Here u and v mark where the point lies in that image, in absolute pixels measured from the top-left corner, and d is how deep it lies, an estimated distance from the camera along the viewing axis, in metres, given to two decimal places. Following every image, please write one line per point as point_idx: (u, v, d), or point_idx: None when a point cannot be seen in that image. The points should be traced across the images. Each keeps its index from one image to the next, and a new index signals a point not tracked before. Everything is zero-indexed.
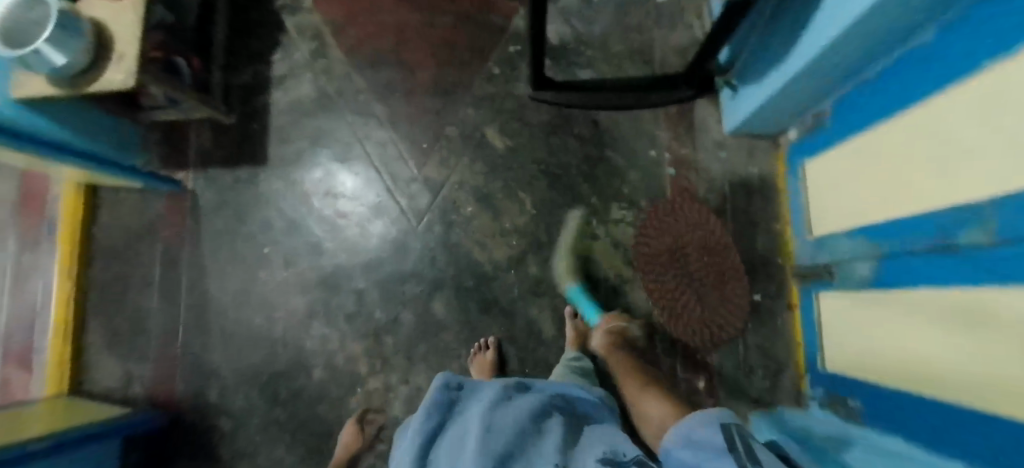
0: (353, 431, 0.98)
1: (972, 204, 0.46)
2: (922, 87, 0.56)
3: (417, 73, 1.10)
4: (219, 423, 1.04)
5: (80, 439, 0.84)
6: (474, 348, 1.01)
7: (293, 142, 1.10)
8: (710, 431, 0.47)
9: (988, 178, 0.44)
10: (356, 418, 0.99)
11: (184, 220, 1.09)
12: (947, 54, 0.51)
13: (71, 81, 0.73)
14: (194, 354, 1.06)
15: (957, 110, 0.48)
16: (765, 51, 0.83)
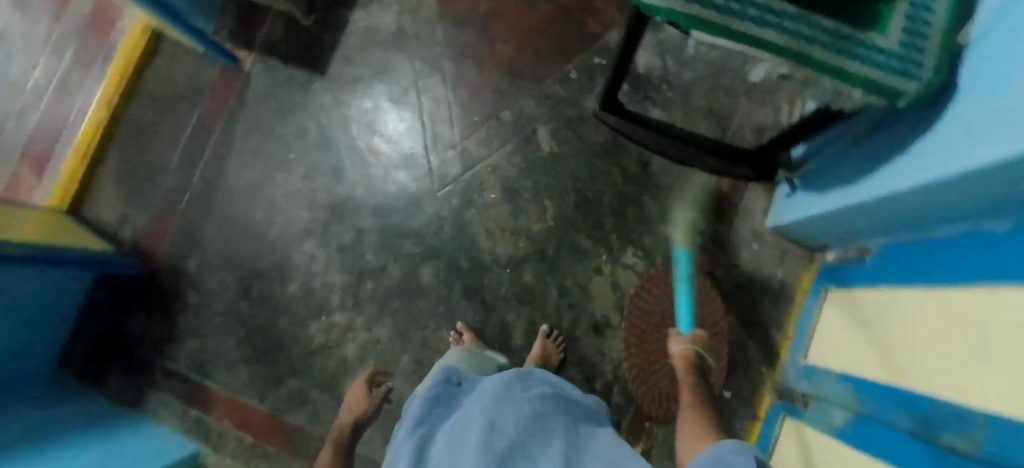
0: (360, 392, 0.93)
1: (966, 409, 0.46)
2: (966, 274, 0.55)
3: (497, 48, 1.09)
4: (188, 295, 1.06)
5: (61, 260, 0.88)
6: (451, 338, 1.00)
7: (356, 65, 1.10)
8: (741, 459, 0.48)
9: (988, 392, 0.43)
10: (365, 379, 0.96)
11: (228, 97, 1.10)
12: (997, 254, 0.50)
13: None
14: (188, 223, 1.08)
15: (988, 314, 0.47)
16: (833, 169, 0.81)
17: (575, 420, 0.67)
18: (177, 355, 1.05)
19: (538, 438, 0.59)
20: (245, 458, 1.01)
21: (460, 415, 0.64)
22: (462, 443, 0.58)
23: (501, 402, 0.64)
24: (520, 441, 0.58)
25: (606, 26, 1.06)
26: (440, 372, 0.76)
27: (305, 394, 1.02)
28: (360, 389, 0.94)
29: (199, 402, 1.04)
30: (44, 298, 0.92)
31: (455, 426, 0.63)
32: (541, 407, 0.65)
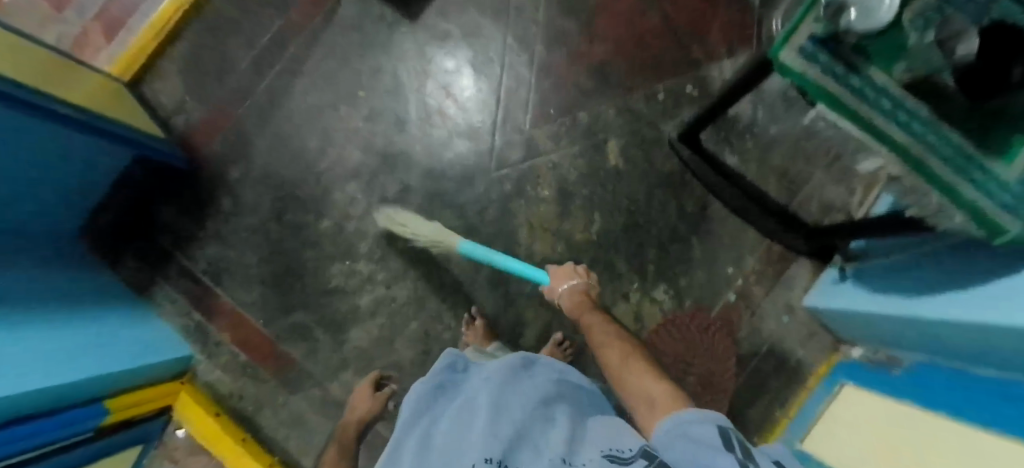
0: (364, 394, 0.96)
1: None
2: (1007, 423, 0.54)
3: (594, 46, 1.05)
4: (221, 201, 1.06)
5: (92, 127, 0.85)
6: (463, 320, 1.00)
7: (449, 22, 1.07)
8: (706, 429, 0.48)
9: None
10: (371, 379, 0.97)
11: (314, 17, 1.07)
12: None
13: None
14: (240, 129, 1.06)
15: None
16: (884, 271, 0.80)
17: (582, 408, 0.64)
18: (196, 255, 1.05)
19: (542, 425, 0.56)
20: (236, 373, 1.02)
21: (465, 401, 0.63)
22: (467, 427, 0.56)
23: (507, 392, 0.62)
24: (524, 425, 0.55)
25: (709, 56, 1.04)
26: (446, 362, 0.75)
27: (309, 329, 1.02)
28: (365, 390, 0.96)
29: (205, 306, 1.04)
30: (89, 159, 0.92)
31: (458, 408, 0.61)
32: (547, 393, 0.63)
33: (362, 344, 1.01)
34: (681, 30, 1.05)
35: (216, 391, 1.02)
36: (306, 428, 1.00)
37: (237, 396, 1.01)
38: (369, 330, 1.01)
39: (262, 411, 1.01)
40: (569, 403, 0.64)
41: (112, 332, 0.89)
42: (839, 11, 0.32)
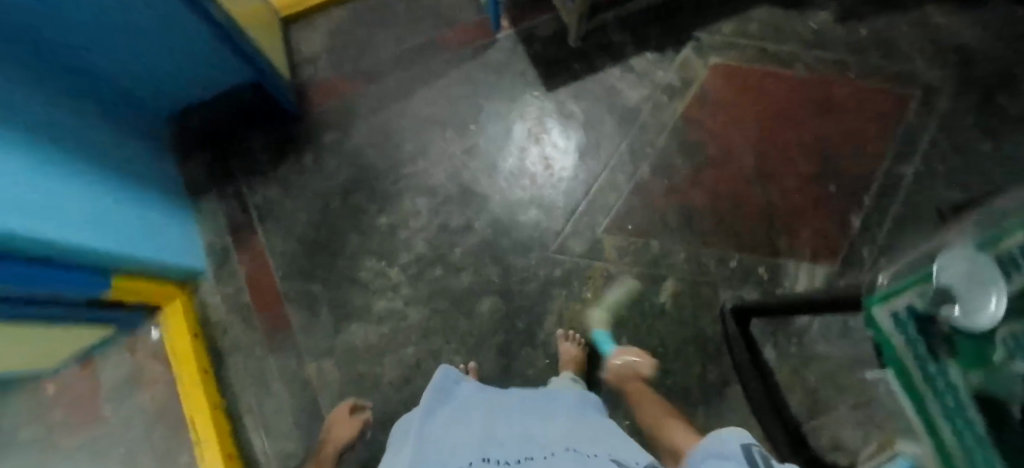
0: (343, 416, 0.91)
1: None
2: None
3: (695, 188, 1.07)
4: (305, 153, 1.09)
5: (239, 45, 0.89)
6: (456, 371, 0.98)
7: (578, 104, 1.11)
8: (734, 447, 0.47)
9: None
10: (350, 403, 0.94)
11: (466, 44, 1.14)
12: None
13: None
14: (354, 103, 1.12)
15: None
16: None
17: (580, 415, 0.64)
18: (257, 189, 1.07)
19: (543, 423, 0.59)
20: (231, 310, 1.01)
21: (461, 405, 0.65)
22: (463, 433, 0.56)
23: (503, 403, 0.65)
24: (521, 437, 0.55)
25: (791, 251, 1.03)
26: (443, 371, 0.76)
27: (315, 305, 1.01)
28: (342, 417, 0.92)
29: (239, 236, 1.05)
30: (206, 64, 0.93)
31: (451, 417, 0.61)
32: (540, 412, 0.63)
33: (354, 345, 1.00)
34: (777, 215, 1.06)
35: (206, 314, 1.01)
36: (264, 395, 0.98)
37: (221, 329, 1.00)
38: (367, 335, 1.00)
39: (234, 357, 0.99)
40: (564, 414, 0.63)
41: (143, 208, 0.88)
42: (943, 295, 0.22)
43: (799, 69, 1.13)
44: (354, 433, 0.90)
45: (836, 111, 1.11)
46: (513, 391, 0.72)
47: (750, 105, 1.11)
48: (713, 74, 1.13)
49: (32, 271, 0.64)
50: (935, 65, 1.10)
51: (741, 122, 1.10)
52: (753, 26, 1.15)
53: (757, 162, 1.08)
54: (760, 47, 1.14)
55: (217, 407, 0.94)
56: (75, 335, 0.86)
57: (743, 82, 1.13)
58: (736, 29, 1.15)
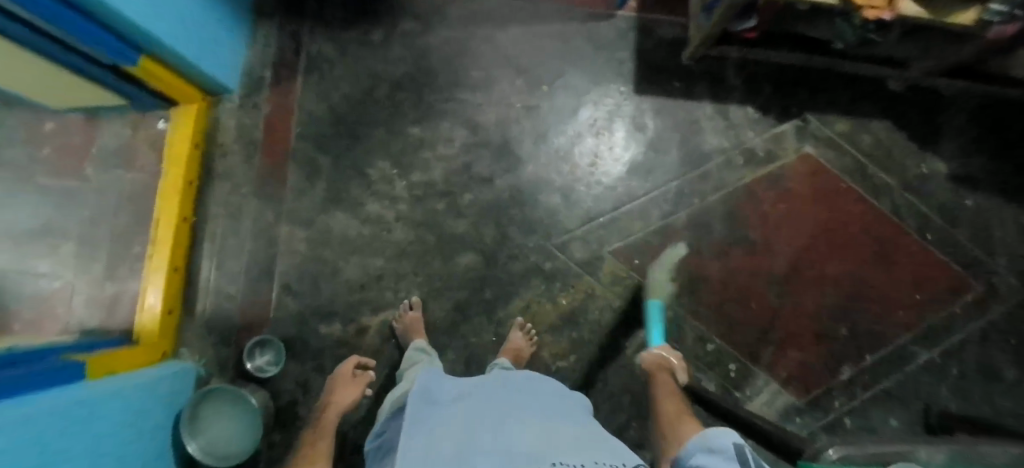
0: (347, 370, 0.89)
1: None
2: None
3: (717, 260, 1.02)
4: (377, 26, 1.03)
5: None
6: (401, 304, 0.97)
7: (655, 122, 1.04)
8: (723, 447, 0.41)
9: None
10: (356, 359, 0.92)
11: (584, 4, 1.05)
12: None
13: None
14: (448, 4, 1.04)
15: None
16: None
17: (576, 427, 0.56)
18: (316, 38, 1.03)
19: (528, 428, 0.51)
20: (237, 139, 1.00)
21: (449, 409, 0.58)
22: (445, 442, 0.48)
23: (491, 407, 0.58)
24: (506, 439, 0.47)
25: (768, 365, 1.00)
26: (423, 377, 0.71)
27: (314, 174, 1.00)
28: (345, 373, 0.89)
29: (278, 73, 1.02)
30: None
31: (434, 425, 0.54)
32: (531, 418, 0.55)
33: (331, 229, 0.99)
34: (776, 327, 1.01)
35: (214, 131, 1.00)
36: (232, 230, 0.98)
37: (220, 152, 0.99)
38: (347, 227, 0.99)
39: (220, 183, 0.99)
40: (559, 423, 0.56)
41: (211, 18, 0.86)
42: None
43: (884, 203, 1.05)
44: (360, 394, 0.86)
45: (892, 264, 1.04)
46: (501, 394, 0.64)
47: (816, 212, 1.04)
48: (799, 163, 1.04)
49: (85, 26, 0.62)
50: (1012, 274, 1.03)
51: (797, 224, 1.04)
52: (865, 138, 1.06)
53: (787, 269, 1.02)
54: (860, 162, 1.05)
55: (184, 219, 0.95)
56: (79, 84, 0.81)
57: (823, 186, 1.05)
58: (848, 131, 1.06)
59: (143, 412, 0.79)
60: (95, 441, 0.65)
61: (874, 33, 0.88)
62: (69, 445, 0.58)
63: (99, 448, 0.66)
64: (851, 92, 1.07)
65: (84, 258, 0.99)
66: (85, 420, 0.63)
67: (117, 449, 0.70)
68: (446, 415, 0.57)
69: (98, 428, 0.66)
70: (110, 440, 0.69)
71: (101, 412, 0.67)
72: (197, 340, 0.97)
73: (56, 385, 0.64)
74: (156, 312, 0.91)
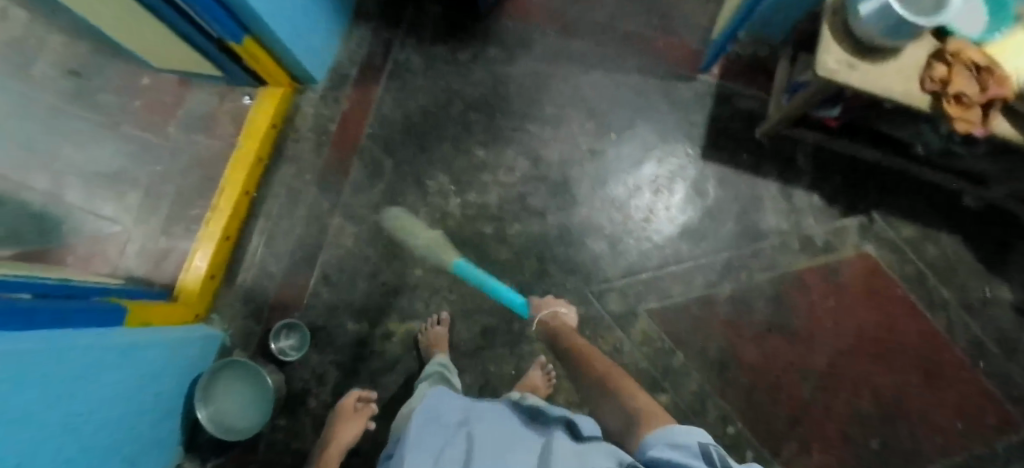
0: (348, 407, 0.87)
1: None
2: None
3: (754, 340, 0.99)
4: (465, 47, 1.07)
5: None
6: (429, 317, 0.97)
7: (716, 189, 1.03)
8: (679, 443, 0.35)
9: None
10: (358, 394, 0.90)
11: (667, 62, 1.07)
12: None
13: (862, 48, 0.74)
14: (536, 38, 1.08)
15: None
16: None
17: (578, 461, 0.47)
18: (405, 48, 1.07)
19: None
20: (312, 128, 1.04)
21: (464, 433, 0.53)
22: None
23: (509, 432, 0.53)
24: None
25: (788, 461, 0.95)
26: (432, 393, 0.65)
27: (375, 175, 1.03)
28: (346, 409, 0.87)
29: (363, 74, 1.06)
30: None
31: None
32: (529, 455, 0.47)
33: (379, 231, 1.01)
34: (803, 423, 0.97)
35: (293, 116, 1.04)
36: (287, 212, 1.01)
37: (294, 136, 1.04)
38: (395, 232, 1.01)
39: (286, 165, 1.03)
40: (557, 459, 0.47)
41: (318, 14, 0.92)
42: None
43: (939, 320, 1.00)
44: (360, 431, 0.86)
45: (939, 385, 0.98)
46: (507, 421, 0.57)
47: (867, 314, 1.00)
48: (857, 261, 1.01)
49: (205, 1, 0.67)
50: None
51: (845, 322, 1.00)
52: (930, 249, 1.02)
53: (826, 366, 0.98)
54: (921, 273, 1.01)
55: (246, 193, 0.99)
56: (184, 53, 0.87)
57: (878, 289, 1.01)
58: (914, 238, 1.02)
59: (151, 363, 0.76)
60: (97, 386, 0.62)
61: (960, 144, 0.86)
62: (73, 388, 0.56)
63: (101, 395, 0.63)
64: (924, 198, 1.03)
65: (147, 210, 1.03)
66: (91, 363, 0.60)
67: (118, 397, 0.68)
68: (460, 441, 0.52)
69: (103, 372, 0.63)
70: (113, 387, 0.66)
71: (108, 356, 0.64)
72: (229, 309, 0.99)
73: (69, 320, 0.62)
74: (200, 275, 0.94)
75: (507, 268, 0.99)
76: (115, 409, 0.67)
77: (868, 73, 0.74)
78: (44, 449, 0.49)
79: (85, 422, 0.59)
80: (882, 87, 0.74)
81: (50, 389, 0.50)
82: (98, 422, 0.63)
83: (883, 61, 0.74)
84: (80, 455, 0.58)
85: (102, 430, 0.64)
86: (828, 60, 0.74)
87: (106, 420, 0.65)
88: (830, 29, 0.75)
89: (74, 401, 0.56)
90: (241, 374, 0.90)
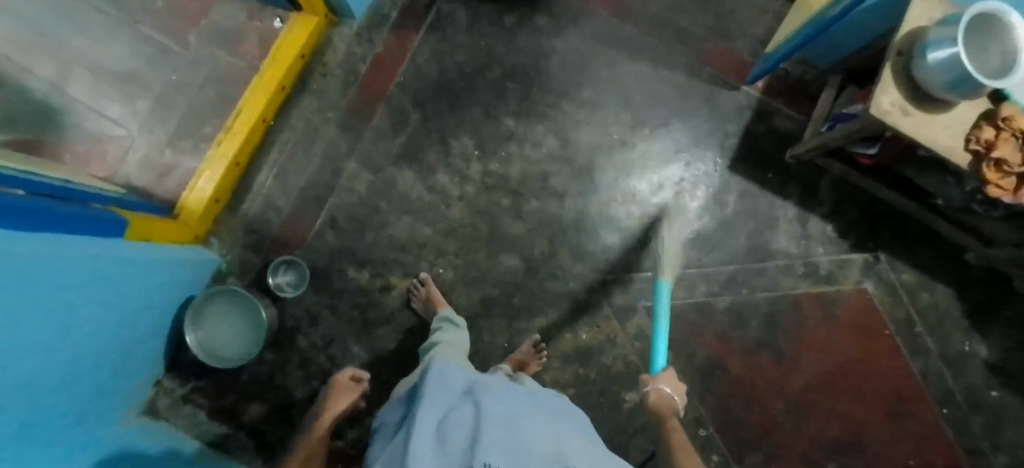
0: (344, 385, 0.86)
1: None
2: None
3: (741, 353, 1.01)
4: (513, 11, 1.03)
5: None
6: (412, 282, 0.96)
7: (736, 202, 1.03)
8: None
9: None
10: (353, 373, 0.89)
11: (714, 65, 1.05)
12: None
13: (920, 98, 0.74)
14: (588, 16, 1.04)
15: None
16: None
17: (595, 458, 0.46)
18: (452, 0, 1.02)
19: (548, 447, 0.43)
20: (342, 65, 1.00)
21: (469, 401, 0.47)
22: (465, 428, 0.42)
23: (518, 412, 0.48)
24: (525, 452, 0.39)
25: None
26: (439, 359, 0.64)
27: (400, 126, 0.99)
28: (343, 385, 0.86)
29: (404, 19, 1.01)
30: None
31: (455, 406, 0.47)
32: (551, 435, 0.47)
33: (395, 183, 0.99)
34: (772, 439, 1.01)
35: (323, 49, 1.00)
36: (303, 148, 0.98)
37: (321, 70, 0.99)
38: (412, 188, 0.99)
39: (308, 99, 0.99)
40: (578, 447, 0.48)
41: None
42: None
43: (917, 364, 1.04)
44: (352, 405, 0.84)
45: (904, 424, 1.02)
46: (521, 395, 0.57)
47: (853, 348, 1.03)
48: (853, 296, 1.04)
49: None
50: None
51: (830, 351, 1.03)
52: (924, 296, 1.05)
53: (803, 389, 1.02)
54: (911, 318, 1.04)
55: (263, 120, 0.95)
56: None
57: (867, 325, 1.04)
58: (912, 284, 1.05)
59: (131, 285, 0.71)
60: (72, 300, 0.56)
61: (979, 205, 0.86)
62: (47, 300, 0.50)
63: (75, 312, 0.58)
64: (930, 248, 1.06)
65: (155, 118, 0.98)
66: (69, 275, 0.55)
67: (92, 317, 0.62)
68: (463, 406, 0.46)
69: (79, 288, 0.58)
70: (89, 305, 0.61)
71: (88, 271, 0.59)
72: (228, 236, 0.96)
73: (49, 226, 0.55)
74: (204, 197, 0.91)
75: (518, 243, 0.99)
76: (87, 328, 0.62)
77: (918, 120, 0.74)
78: (12, 362, 0.45)
79: (56, 338, 0.54)
80: (929, 137, 0.74)
81: (24, 299, 0.45)
82: (70, 339, 0.58)
83: (934, 111, 0.74)
84: (47, 373, 0.54)
85: (72, 350, 0.59)
86: (883, 100, 0.74)
87: (77, 339, 0.60)
88: (891, 70, 0.74)
89: (47, 314, 0.51)
90: (245, 303, 0.89)
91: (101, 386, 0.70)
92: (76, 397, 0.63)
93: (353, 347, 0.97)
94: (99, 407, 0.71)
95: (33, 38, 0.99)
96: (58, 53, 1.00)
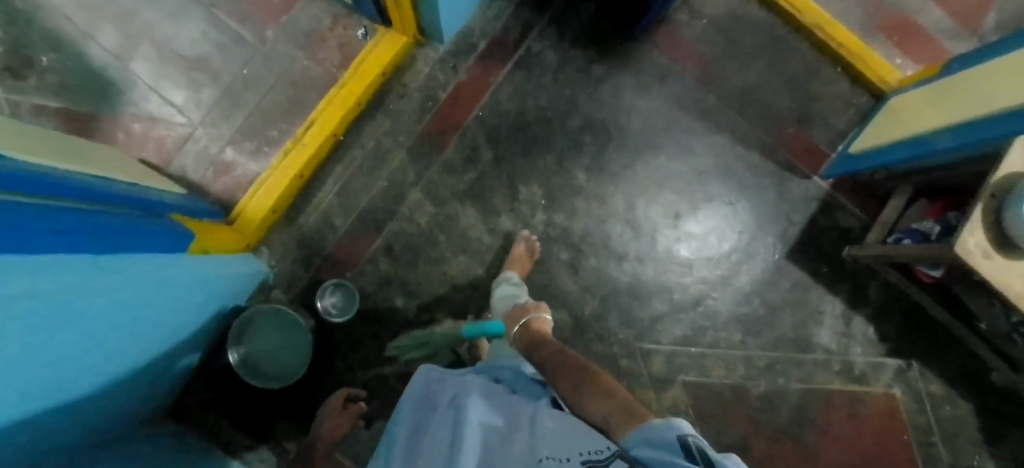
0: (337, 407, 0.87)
1: None
2: None
3: (768, 438, 1.02)
4: (602, 62, 1.00)
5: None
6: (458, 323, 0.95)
7: (788, 291, 1.03)
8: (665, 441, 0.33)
9: None
10: (346, 394, 0.89)
11: (792, 151, 1.03)
12: None
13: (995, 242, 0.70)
14: (676, 80, 1.02)
15: None
16: None
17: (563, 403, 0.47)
18: (543, 40, 0.99)
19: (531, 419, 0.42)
20: (421, 89, 0.97)
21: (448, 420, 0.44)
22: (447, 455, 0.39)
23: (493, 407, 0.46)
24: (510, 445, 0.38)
25: None
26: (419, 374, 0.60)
27: (471, 161, 0.97)
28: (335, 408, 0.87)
29: (491, 51, 0.98)
30: None
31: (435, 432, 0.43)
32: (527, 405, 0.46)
33: (457, 219, 0.96)
34: None
35: (404, 69, 0.97)
36: (370, 169, 0.95)
37: (400, 91, 0.96)
38: (473, 227, 0.97)
39: (382, 118, 0.96)
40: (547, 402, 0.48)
41: None
42: None
43: None
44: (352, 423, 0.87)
45: None
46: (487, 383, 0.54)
47: (873, 451, 1.05)
48: (881, 398, 1.06)
49: None
50: None
51: (850, 449, 1.05)
52: (947, 409, 1.07)
53: None
54: (931, 429, 1.07)
55: (334, 135, 0.92)
56: None
57: (890, 428, 1.06)
58: (937, 396, 1.07)
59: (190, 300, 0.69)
60: (144, 301, 0.54)
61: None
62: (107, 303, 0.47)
63: (143, 309, 0.55)
64: (961, 363, 1.08)
65: (218, 112, 0.94)
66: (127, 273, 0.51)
67: (151, 329, 0.59)
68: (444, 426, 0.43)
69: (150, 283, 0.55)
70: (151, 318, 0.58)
71: (153, 287, 0.55)
72: (280, 246, 0.94)
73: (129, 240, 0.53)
74: (264, 206, 0.89)
75: (571, 300, 0.98)
76: (154, 323, 0.60)
77: (1001, 267, 0.70)
78: (66, 387, 0.41)
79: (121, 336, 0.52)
80: (1007, 285, 0.70)
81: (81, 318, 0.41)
82: (134, 344, 0.55)
83: (1019, 259, 0.70)
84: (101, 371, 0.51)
85: (134, 354, 0.57)
86: (968, 241, 0.70)
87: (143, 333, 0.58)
88: (983, 211, 0.70)
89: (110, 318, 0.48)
90: (282, 312, 0.88)
91: (145, 383, 0.68)
92: (126, 389, 0.61)
93: (392, 375, 0.95)
94: (128, 412, 0.68)
95: (101, 5, 0.94)
96: (123, 23, 0.94)
